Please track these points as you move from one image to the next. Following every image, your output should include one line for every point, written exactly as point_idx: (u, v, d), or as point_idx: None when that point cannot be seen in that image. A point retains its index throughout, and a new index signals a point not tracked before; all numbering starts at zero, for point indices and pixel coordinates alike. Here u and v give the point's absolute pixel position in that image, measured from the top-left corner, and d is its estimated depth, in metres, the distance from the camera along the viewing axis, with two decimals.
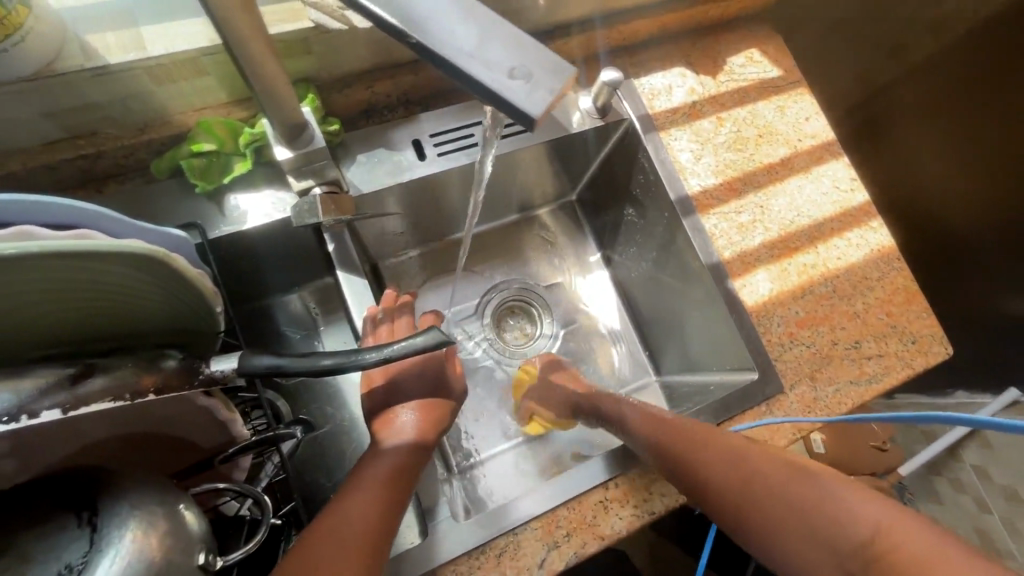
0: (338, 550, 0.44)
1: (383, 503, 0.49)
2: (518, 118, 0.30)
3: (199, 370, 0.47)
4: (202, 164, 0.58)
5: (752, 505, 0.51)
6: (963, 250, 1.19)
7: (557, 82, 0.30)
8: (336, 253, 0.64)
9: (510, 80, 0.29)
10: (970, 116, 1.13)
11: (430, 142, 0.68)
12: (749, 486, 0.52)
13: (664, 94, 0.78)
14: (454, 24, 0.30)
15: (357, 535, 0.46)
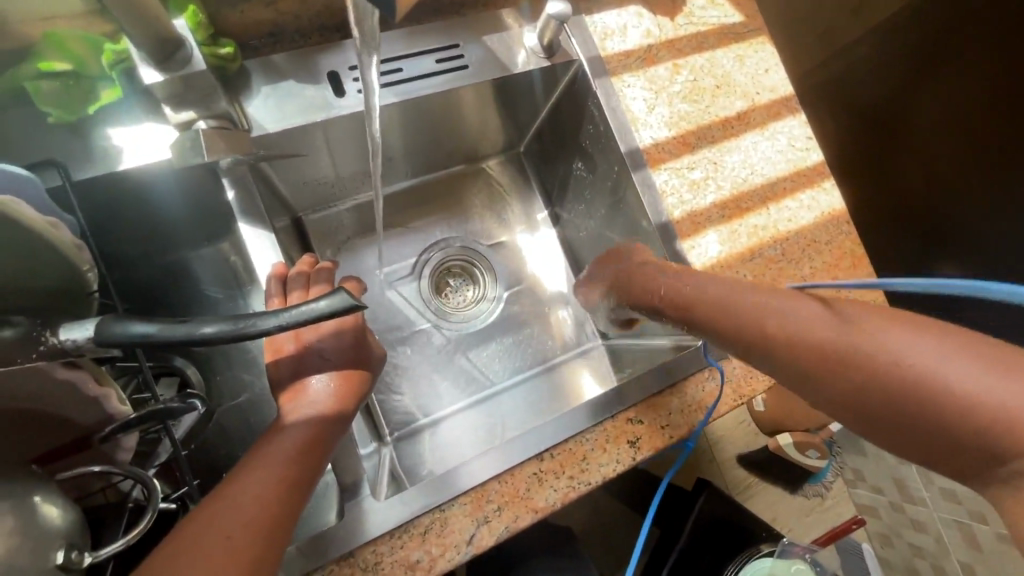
0: (225, 542, 0.39)
1: (283, 485, 0.44)
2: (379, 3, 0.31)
3: (42, 340, 0.39)
4: (56, 88, 0.48)
5: (858, 384, 0.41)
6: (953, 244, 1.09)
7: None
8: (238, 203, 0.56)
9: None
10: (970, 102, 1.01)
11: (349, 75, 0.59)
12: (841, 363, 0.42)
13: (618, 35, 0.71)
14: None
15: (250, 524, 0.41)
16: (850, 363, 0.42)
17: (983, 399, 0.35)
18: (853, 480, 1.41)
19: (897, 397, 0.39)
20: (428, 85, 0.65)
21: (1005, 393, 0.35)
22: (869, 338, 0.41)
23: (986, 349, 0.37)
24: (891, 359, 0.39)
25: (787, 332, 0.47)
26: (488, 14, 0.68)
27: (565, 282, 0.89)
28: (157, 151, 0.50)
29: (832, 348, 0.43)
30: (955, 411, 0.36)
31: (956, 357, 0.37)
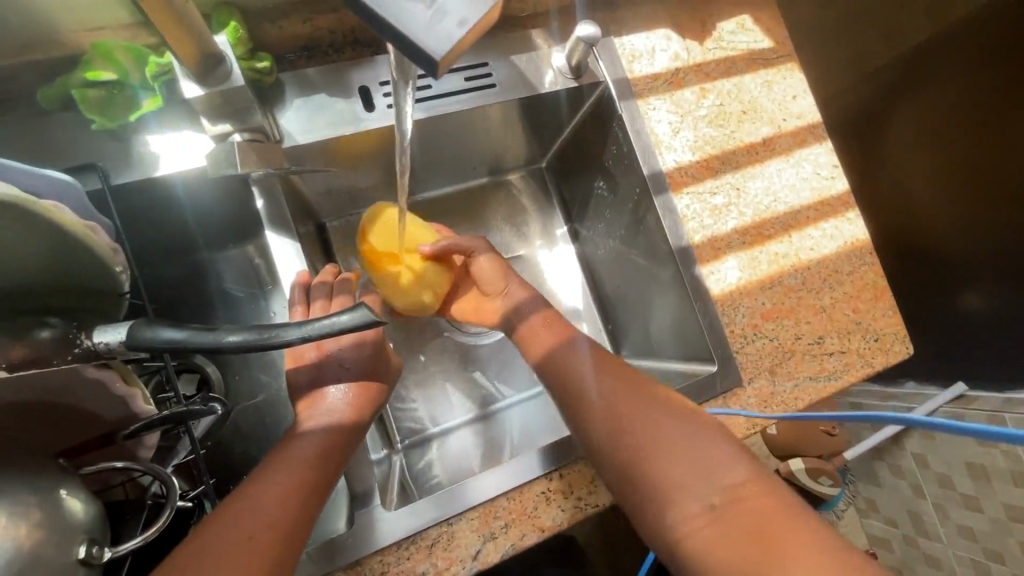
0: (245, 544, 0.40)
1: (303, 490, 0.45)
2: (422, 62, 0.29)
3: (77, 343, 0.42)
4: (100, 96, 0.49)
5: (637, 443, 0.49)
6: (960, 263, 1.05)
7: (469, 15, 0.29)
8: (266, 211, 0.57)
9: (410, 7, 0.28)
10: (950, 118, 1.06)
11: (379, 91, 0.60)
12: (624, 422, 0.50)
13: (646, 58, 0.71)
14: None
15: (273, 527, 0.42)
16: (633, 424, 0.50)
17: (715, 462, 0.47)
18: (865, 510, 1.38)
19: (679, 458, 0.47)
20: (455, 103, 0.66)
21: (729, 457, 0.47)
22: (665, 415, 0.50)
23: (713, 430, 0.50)
24: (677, 432, 0.49)
25: (594, 395, 0.53)
26: (518, 33, 0.69)
27: (581, 299, 0.89)
28: (194, 159, 0.52)
29: (638, 420, 0.50)
30: (702, 468, 0.47)
31: (701, 431, 0.49)
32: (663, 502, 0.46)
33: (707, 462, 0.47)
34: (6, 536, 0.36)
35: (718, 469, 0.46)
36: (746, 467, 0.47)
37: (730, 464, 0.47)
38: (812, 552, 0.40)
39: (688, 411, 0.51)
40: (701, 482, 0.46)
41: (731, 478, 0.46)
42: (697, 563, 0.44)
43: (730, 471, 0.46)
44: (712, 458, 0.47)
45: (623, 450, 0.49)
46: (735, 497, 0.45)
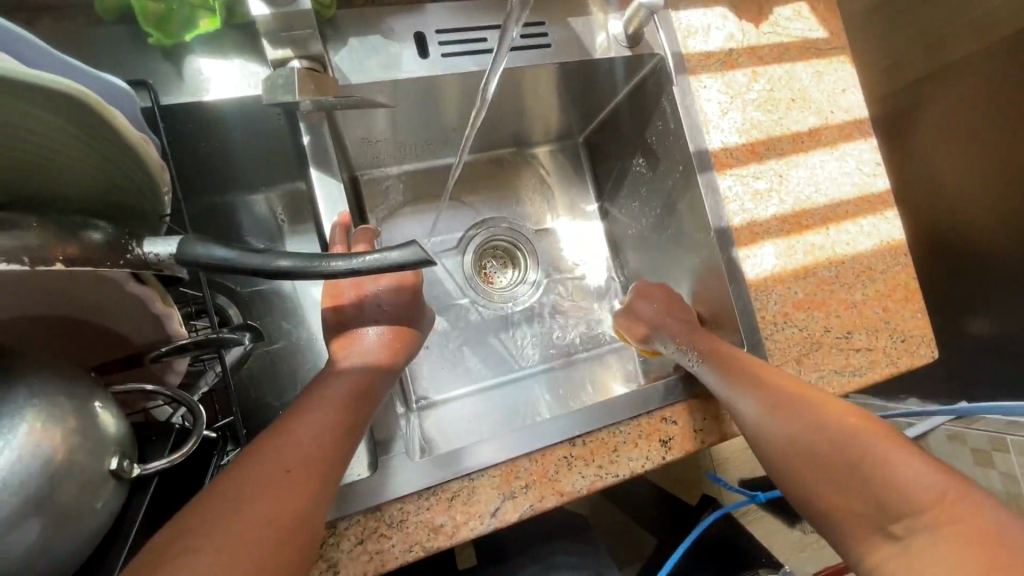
0: (288, 476, 0.39)
1: (341, 430, 0.44)
2: None
3: (128, 249, 0.40)
4: (160, 10, 0.47)
5: (844, 471, 0.49)
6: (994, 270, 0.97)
7: None
8: (311, 147, 0.56)
9: None
10: (987, 110, 0.94)
11: (435, 39, 0.59)
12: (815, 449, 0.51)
13: (701, 35, 0.70)
14: None
15: (312, 464, 0.41)
16: (835, 451, 0.50)
17: (922, 488, 0.47)
18: None
19: (841, 474, 0.49)
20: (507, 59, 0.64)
21: (937, 480, 0.47)
22: (824, 426, 0.52)
23: (900, 446, 0.50)
24: (878, 457, 0.49)
25: (780, 415, 0.55)
26: None
27: (606, 278, 0.88)
28: (245, 87, 0.51)
29: (836, 445, 0.51)
30: (886, 492, 0.47)
31: (909, 454, 0.49)
32: (837, 521, 0.49)
33: (869, 475, 0.48)
34: (44, 439, 0.35)
35: (891, 492, 0.47)
36: (945, 484, 0.46)
37: (940, 488, 0.46)
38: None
39: (842, 426, 0.52)
40: (877, 506, 0.47)
41: (927, 499, 0.46)
42: None
43: (923, 487, 0.46)
44: (916, 484, 0.47)
45: (812, 481, 0.51)
46: (925, 520, 0.45)
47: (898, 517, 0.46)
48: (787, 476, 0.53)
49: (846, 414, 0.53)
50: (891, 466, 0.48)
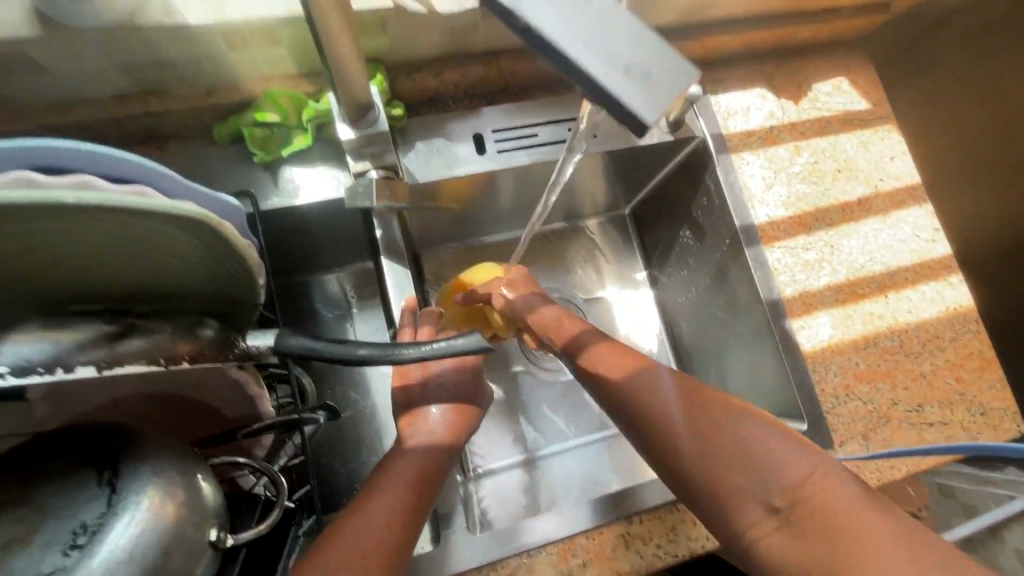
0: (365, 556, 0.43)
1: (409, 504, 0.48)
2: (630, 124, 0.32)
3: (235, 344, 0.47)
4: (264, 134, 0.57)
5: (727, 457, 0.44)
6: None
7: (675, 80, 0.31)
8: (382, 240, 0.63)
9: (620, 79, 0.31)
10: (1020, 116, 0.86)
11: (491, 138, 0.66)
12: (707, 435, 0.46)
13: (740, 115, 0.74)
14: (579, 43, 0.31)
15: (388, 539, 0.45)
16: (722, 437, 0.45)
17: (792, 467, 0.43)
18: None
19: (729, 459, 0.44)
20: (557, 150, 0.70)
21: (796, 453, 0.44)
22: (713, 415, 0.47)
23: (773, 422, 0.46)
24: (755, 439, 0.44)
25: (669, 404, 0.49)
26: None
27: (658, 345, 0.89)
28: (330, 191, 0.59)
29: (724, 428, 0.46)
30: (766, 473, 0.43)
31: (767, 433, 0.45)
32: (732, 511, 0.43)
33: (748, 454, 0.44)
34: (161, 513, 0.40)
35: (780, 474, 0.42)
36: (811, 458, 0.43)
37: (801, 469, 0.42)
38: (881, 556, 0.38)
39: (731, 408, 0.47)
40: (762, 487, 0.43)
41: (789, 464, 0.43)
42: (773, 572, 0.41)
43: (791, 466, 0.43)
44: (781, 461, 0.43)
45: (705, 470, 0.45)
46: (801, 496, 0.41)
47: (777, 494, 0.42)
48: (686, 474, 0.46)
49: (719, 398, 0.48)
50: (765, 448, 0.44)
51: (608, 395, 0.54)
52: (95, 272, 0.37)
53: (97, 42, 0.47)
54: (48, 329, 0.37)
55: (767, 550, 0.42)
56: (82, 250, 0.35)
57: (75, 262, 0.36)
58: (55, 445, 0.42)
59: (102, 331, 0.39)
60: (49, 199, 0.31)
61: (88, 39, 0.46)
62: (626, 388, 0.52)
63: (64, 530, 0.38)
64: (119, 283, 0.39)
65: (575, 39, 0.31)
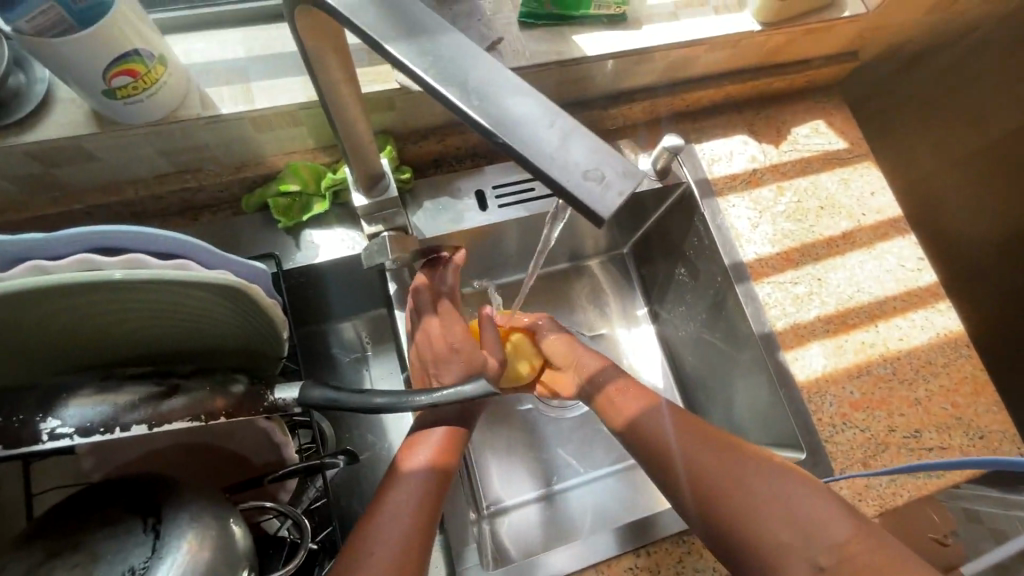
0: None
1: (420, 548, 0.51)
2: (586, 217, 0.26)
3: (263, 397, 0.51)
4: (286, 203, 0.64)
5: (772, 514, 0.51)
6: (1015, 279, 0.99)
7: (632, 184, 0.26)
8: (396, 294, 0.68)
9: (582, 181, 0.26)
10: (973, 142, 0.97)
11: (492, 193, 0.72)
12: (747, 491, 0.52)
13: (724, 161, 0.79)
14: (538, 129, 0.27)
15: None
16: (762, 493, 0.52)
17: (830, 526, 0.50)
18: None
19: (770, 514, 0.51)
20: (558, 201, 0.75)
21: (830, 510, 0.51)
22: (760, 477, 0.53)
23: (804, 479, 0.53)
24: (793, 496, 0.52)
25: (706, 460, 0.55)
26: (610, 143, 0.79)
27: (663, 378, 0.90)
28: (346, 250, 0.64)
29: (762, 484, 0.53)
30: (808, 529, 0.50)
31: (801, 489, 0.52)
32: (780, 568, 0.49)
33: (789, 510, 0.51)
34: (198, 556, 0.44)
35: (821, 529, 0.49)
36: (852, 522, 0.50)
37: (840, 527, 0.49)
38: None
39: (765, 462, 0.54)
40: (806, 541, 0.49)
41: (826, 523, 0.50)
42: None
43: (834, 529, 0.49)
44: (820, 519, 0.50)
45: (750, 524, 0.51)
46: (843, 553, 0.48)
47: (820, 549, 0.49)
48: (725, 527, 0.52)
49: (750, 452, 0.56)
50: (803, 505, 0.51)
51: (626, 440, 0.61)
52: (144, 335, 0.43)
53: (143, 134, 0.54)
54: (104, 393, 0.41)
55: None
56: (135, 317, 0.41)
57: (126, 329, 0.41)
58: (106, 494, 0.46)
59: (151, 392, 0.43)
60: (106, 278, 0.36)
61: (136, 132, 0.53)
62: (678, 444, 0.57)
63: (114, 573, 0.41)
64: (163, 344, 0.45)
65: (530, 139, 0.27)
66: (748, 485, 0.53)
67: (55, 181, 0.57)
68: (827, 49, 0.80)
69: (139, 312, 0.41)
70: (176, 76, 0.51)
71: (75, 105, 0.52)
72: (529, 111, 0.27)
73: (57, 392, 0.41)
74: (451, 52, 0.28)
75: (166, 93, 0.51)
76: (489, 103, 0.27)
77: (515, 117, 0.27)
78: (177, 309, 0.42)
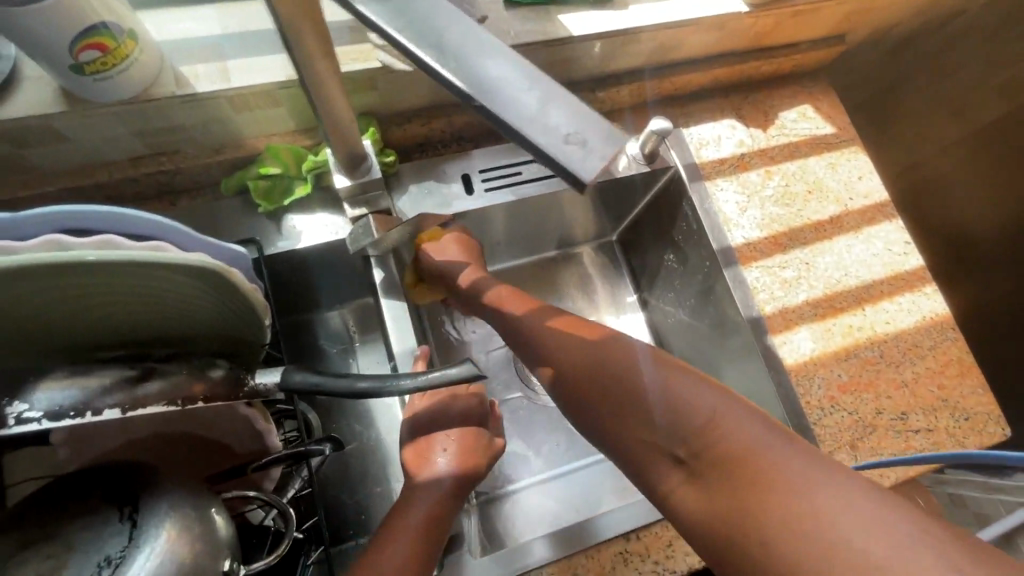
0: None
1: (421, 545, 0.51)
2: (568, 181, 0.25)
3: (244, 382, 0.50)
4: (267, 185, 0.62)
5: (652, 411, 0.50)
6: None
7: (616, 148, 0.25)
8: (382, 281, 0.66)
9: (563, 145, 0.25)
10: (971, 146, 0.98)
11: (479, 177, 0.71)
12: (631, 388, 0.51)
13: (712, 145, 0.78)
14: (518, 92, 0.26)
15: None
16: (648, 392, 0.50)
17: (715, 424, 0.47)
18: None
19: (652, 414, 0.49)
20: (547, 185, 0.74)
21: (719, 410, 0.47)
22: (645, 376, 0.51)
23: (707, 383, 0.50)
24: (682, 395, 0.49)
25: (599, 360, 0.54)
26: None
27: None
28: (330, 235, 0.63)
29: (648, 382, 0.51)
30: (686, 426, 0.48)
31: (697, 390, 0.49)
32: (653, 461, 0.49)
33: (673, 408, 0.49)
34: (177, 546, 0.42)
35: (694, 422, 0.47)
36: (736, 416, 0.46)
37: (716, 422, 0.46)
38: (782, 504, 0.41)
39: (667, 364, 0.52)
40: (679, 437, 0.48)
41: (710, 421, 0.47)
42: (683, 516, 0.47)
43: (713, 423, 0.46)
44: (704, 417, 0.47)
45: (630, 422, 0.50)
46: (714, 446, 0.46)
47: (689, 443, 0.47)
48: (607, 424, 0.52)
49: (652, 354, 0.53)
50: (690, 400, 0.49)
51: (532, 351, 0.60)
52: (119, 320, 0.41)
53: (116, 114, 0.52)
54: (77, 377, 0.40)
55: (681, 498, 0.47)
56: (109, 301, 0.39)
57: (99, 313, 0.40)
58: (79, 485, 0.44)
59: (126, 375, 0.42)
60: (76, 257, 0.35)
61: (107, 111, 0.52)
62: (562, 353, 0.56)
63: (89, 564, 0.40)
64: (139, 330, 0.43)
65: (506, 100, 0.26)
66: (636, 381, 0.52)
67: (24, 164, 0.55)
68: (814, 33, 0.80)
69: (113, 295, 0.39)
70: (148, 53, 0.50)
71: (44, 83, 0.51)
72: (506, 75, 0.27)
73: (24, 377, 0.39)
74: (426, 15, 0.28)
75: (139, 71, 0.49)
76: (466, 64, 0.27)
77: (491, 78, 0.26)
78: (154, 292, 0.41)
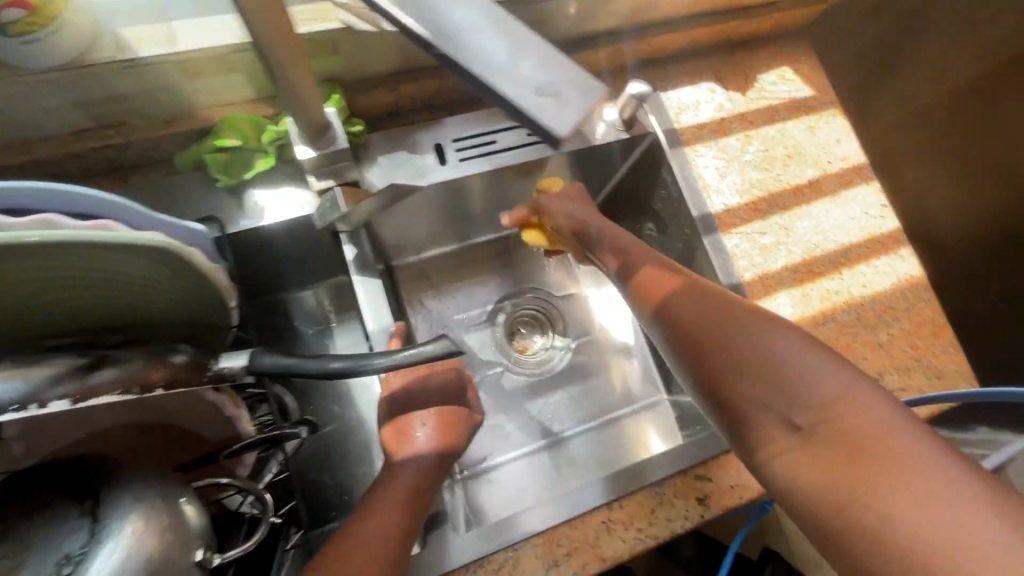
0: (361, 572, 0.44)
1: (404, 522, 0.49)
2: (542, 135, 0.27)
3: (209, 366, 0.47)
4: (226, 158, 0.59)
5: (747, 371, 0.46)
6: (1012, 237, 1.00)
7: (588, 101, 0.27)
8: (354, 259, 0.63)
9: (536, 98, 0.27)
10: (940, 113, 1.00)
11: (452, 146, 0.68)
12: (714, 344, 0.48)
13: (692, 109, 0.77)
14: (487, 40, 0.28)
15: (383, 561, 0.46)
16: (747, 353, 0.46)
17: (824, 391, 0.42)
18: None
19: (756, 377, 0.45)
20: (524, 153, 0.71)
21: (839, 380, 0.42)
22: (735, 333, 0.47)
23: (820, 346, 0.45)
24: (782, 357, 0.45)
25: (690, 317, 0.51)
26: None
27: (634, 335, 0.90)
28: (295, 210, 0.60)
29: (754, 340, 0.47)
30: (795, 390, 0.43)
31: (804, 352, 0.45)
32: (753, 424, 0.45)
33: (782, 371, 0.44)
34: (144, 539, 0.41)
35: (813, 383, 0.43)
36: (841, 376, 0.42)
37: (842, 386, 0.42)
38: (896, 489, 0.36)
39: (758, 321, 0.48)
40: (789, 401, 0.43)
41: (832, 389, 0.42)
42: (783, 481, 0.43)
43: (823, 386, 0.42)
44: (818, 385, 0.43)
45: (733, 385, 0.46)
46: (825, 413, 0.42)
47: (802, 409, 0.43)
48: (704, 380, 0.48)
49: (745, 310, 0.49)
50: (791, 363, 0.44)
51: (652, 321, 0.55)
52: (67, 305, 0.38)
53: (51, 82, 0.48)
54: (20, 367, 0.37)
55: (786, 466, 0.43)
56: (52, 286, 0.36)
57: (42, 298, 0.37)
58: (35, 478, 0.43)
59: (77, 364, 0.39)
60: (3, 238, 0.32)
61: (40, 80, 0.47)
62: (668, 310, 0.53)
63: (49, 562, 0.38)
64: (90, 315, 0.40)
65: (476, 48, 0.27)
66: (723, 338, 0.48)
67: None
68: None
69: (56, 279, 0.36)
70: (80, 14, 0.46)
71: None
72: (472, 22, 0.28)
73: None
74: None
75: (71, 33, 0.45)
76: (430, 11, 0.28)
77: (459, 27, 0.28)
78: (103, 274, 0.38)
